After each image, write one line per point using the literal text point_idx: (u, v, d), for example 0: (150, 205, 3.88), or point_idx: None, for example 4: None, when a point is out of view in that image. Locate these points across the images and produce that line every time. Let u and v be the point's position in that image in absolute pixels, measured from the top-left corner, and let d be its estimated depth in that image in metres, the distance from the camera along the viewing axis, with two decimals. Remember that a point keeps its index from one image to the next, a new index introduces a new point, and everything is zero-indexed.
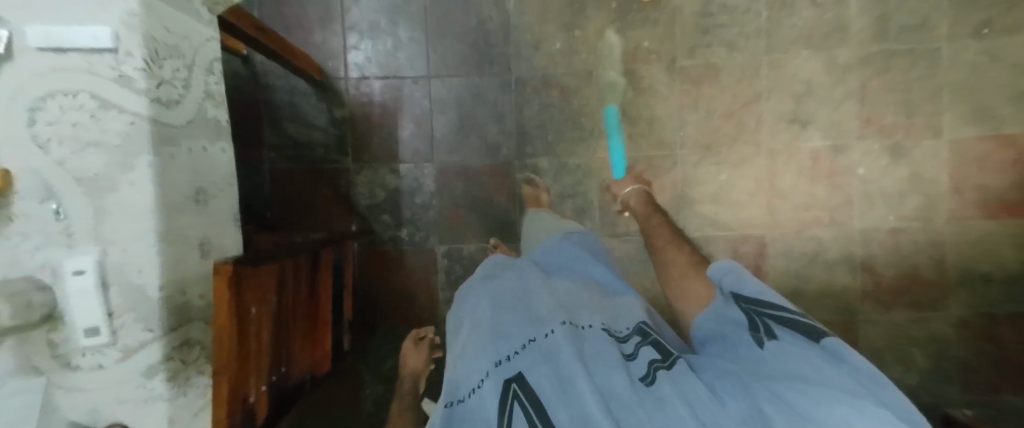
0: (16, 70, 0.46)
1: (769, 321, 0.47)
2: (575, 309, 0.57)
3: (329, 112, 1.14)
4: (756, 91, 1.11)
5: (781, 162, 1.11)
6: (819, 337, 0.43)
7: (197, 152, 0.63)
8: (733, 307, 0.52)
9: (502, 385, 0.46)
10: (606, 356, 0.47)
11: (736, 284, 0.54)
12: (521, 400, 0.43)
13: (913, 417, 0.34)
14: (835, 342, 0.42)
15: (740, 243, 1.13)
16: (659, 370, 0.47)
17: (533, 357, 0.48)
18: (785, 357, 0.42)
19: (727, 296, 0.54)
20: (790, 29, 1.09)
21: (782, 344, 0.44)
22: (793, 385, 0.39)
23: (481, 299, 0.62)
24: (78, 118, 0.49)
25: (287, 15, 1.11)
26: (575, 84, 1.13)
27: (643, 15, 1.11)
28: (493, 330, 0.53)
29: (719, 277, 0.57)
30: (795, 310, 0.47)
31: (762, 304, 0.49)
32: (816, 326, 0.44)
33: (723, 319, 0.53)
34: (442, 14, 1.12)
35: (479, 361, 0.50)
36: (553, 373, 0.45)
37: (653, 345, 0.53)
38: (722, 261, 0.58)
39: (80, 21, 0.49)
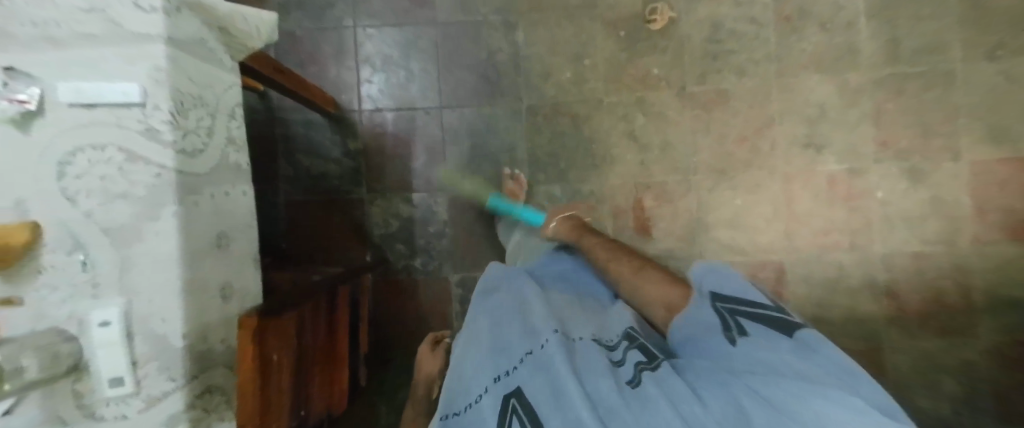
0: (49, 126, 0.54)
1: (744, 318, 0.56)
2: (569, 322, 0.65)
3: (343, 144, 1.15)
4: (768, 115, 1.10)
5: (798, 186, 1.10)
6: (794, 330, 0.52)
7: (220, 197, 0.65)
8: (708, 305, 0.60)
9: (501, 401, 0.53)
10: (595, 365, 0.54)
11: (715, 287, 0.61)
12: (519, 415, 0.50)
13: (868, 392, 0.44)
14: (809, 332, 0.50)
15: (759, 269, 1.11)
16: (642, 371, 0.53)
17: (531, 371, 0.54)
18: (760, 355, 0.50)
19: (704, 295, 0.61)
20: (800, 54, 1.10)
21: (755, 340, 0.52)
22: (768, 382, 0.46)
23: (482, 317, 0.70)
24: (104, 169, 0.55)
25: (303, 51, 1.14)
26: (587, 112, 1.14)
27: (651, 43, 1.12)
28: (494, 345, 0.61)
29: (698, 280, 0.64)
30: (773, 306, 0.56)
31: (738, 302, 0.58)
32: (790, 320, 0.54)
33: (696, 321, 0.60)
34: (453, 46, 1.14)
35: (482, 378, 0.57)
36: (549, 384, 0.51)
37: (639, 348, 0.60)
38: (700, 264, 0.67)
39: (112, 78, 0.55)
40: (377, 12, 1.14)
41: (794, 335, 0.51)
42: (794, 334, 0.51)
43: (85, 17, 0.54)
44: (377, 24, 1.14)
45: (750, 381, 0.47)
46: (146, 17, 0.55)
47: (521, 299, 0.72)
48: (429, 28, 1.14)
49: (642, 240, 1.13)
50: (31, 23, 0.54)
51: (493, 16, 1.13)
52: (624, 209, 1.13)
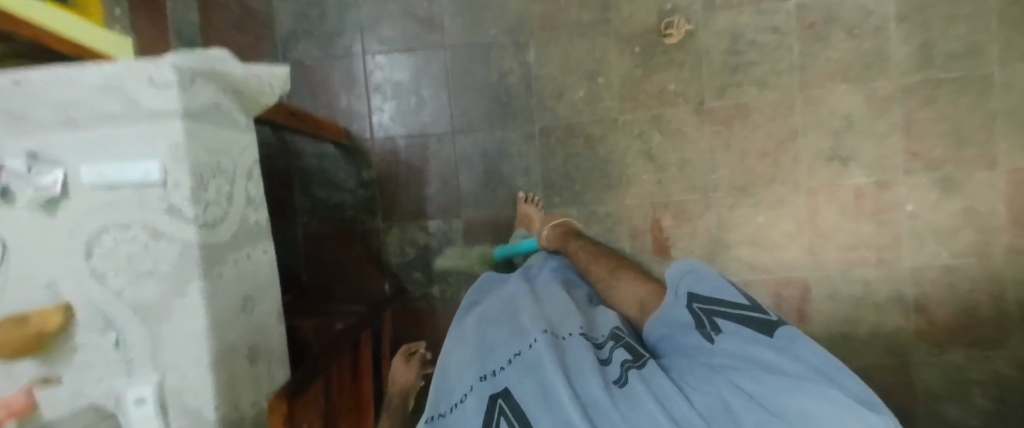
0: (72, 206, 0.54)
1: (719, 317, 0.52)
2: (556, 318, 0.60)
3: (357, 174, 1.15)
4: (792, 128, 1.05)
5: (823, 201, 1.06)
6: (772, 330, 0.47)
7: (241, 261, 0.66)
8: (683, 307, 0.56)
9: (488, 401, 0.47)
10: (584, 362, 0.48)
11: (691, 286, 0.57)
12: (506, 417, 0.44)
13: (864, 397, 0.37)
14: (790, 331, 0.46)
15: (782, 286, 1.08)
16: (629, 369, 0.47)
17: (516, 371, 0.49)
18: (739, 350, 0.45)
19: (680, 295, 0.57)
20: (826, 62, 1.04)
21: (735, 338, 0.47)
22: (749, 376, 0.41)
23: (469, 316, 0.65)
24: (129, 248, 0.55)
25: (313, 81, 1.14)
26: (600, 132, 1.11)
27: (667, 57, 1.08)
28: (480, 345, 0.56)
29: (672, 281, 0.60)
30: (751, 305, 0.51)
31: (716, 302, 0.54)
32: (770, 318, 0.49)
33: (672, 319, 0.57)
34: (463, 70, 1.12)
35: (467, 376, 0.52)
36: (537, 385, 0.46)
37: (626, 346, 0.54)
38: (677, 263, 0.62)
39: (139, 157, 0.55)
40: (386, 38, 1.12)
41: (773, 333, 0.46)
42: (775, 332, 0.46)
43: (103, 95, 0.53)
44: (386, 50, 1.13)
45: (733, 373, 0.42)
46: (162, 92, 0.54)
47: (509, 299, 0.67)
48: (439, 52, 1.12)
49: (661, 260, 1.11)
50: (48, 103, 0.52)
51: (502, 36, 1.11)
52: (641, 229, 1.11)
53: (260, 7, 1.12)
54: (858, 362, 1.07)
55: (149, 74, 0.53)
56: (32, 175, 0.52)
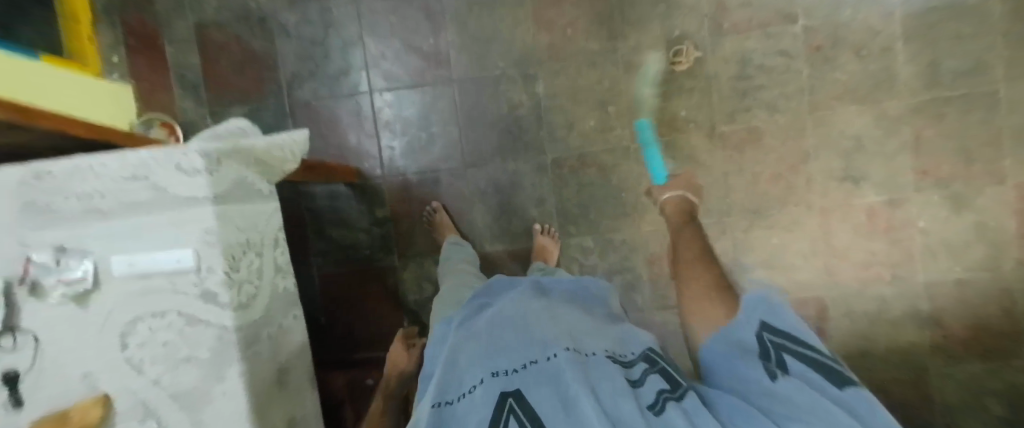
0: (106, 300, 0.55)
1: (787, 354, 0.48)
2: (583, 335, 0.59)
3: (370, 213, 1.14)
4: (804, 151, 1.06)
5: (836, 222, 1.07)
6: (845, 385, 0.42)
7: (275, 332, 0.66)
8: (752, 333, 0.52)
9: (497, 396, 0.47)
10: (613, 379, 0.47)
11: (765, 316, 0.52)
12: (517, 415, 0.44)
13: None
14: (867, 396, 0.40)
15: (799, 306, 1.10)
16: (668, 399, 0.46)
17: (534, 377, 0.49)
18: (796, 393, 0.41)
19: (750, 320, 0.53)
20: (834, 84, 1.04)
21: (798, 382, 0.43)
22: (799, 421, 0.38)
23: (487, 318, 0.65)
24: (167, 335, 0.56)
25: (320, 120, 1.12)
26: (613, 161, 1.11)
27: (676, 84, 1.07)
28: (494, 345, 0.57)
29: (745, 309, 0.55)
30: (830, 354, 0.46)
31: (789, 338, 0.49)
32: (846, 374, 0.44)
33: (732, 341, 0.53)
34: (472, 103, 1.11)
35: (481, 369, 0.53)
36: (556, 394, 0.46)
37: (663, 373, 0.52)
38: (756, 290, 0.57)
39: (171, 247, 0.55)
40: (391, 75, 1.11)
41: (844, 389, 0.42)
42: (847, 388, 0.42)
43: (131, 186, 0.54)
44: (391, 87, 1.11)
45: (777, 417, 0.40)
46: (190, 178, 0.54)
47: (525, 306, 0.67)
48: (447, 88, 1.11)
49: None
50: (75, 197, 0.54)
51: (510, 69, 1.10)
52: (658, 255, 1.12)
53: (260, 48, 1.10)
54: (875, 377, 1.09)
55: (176, 161, 0.54)
56: (61, 268, 0.54)
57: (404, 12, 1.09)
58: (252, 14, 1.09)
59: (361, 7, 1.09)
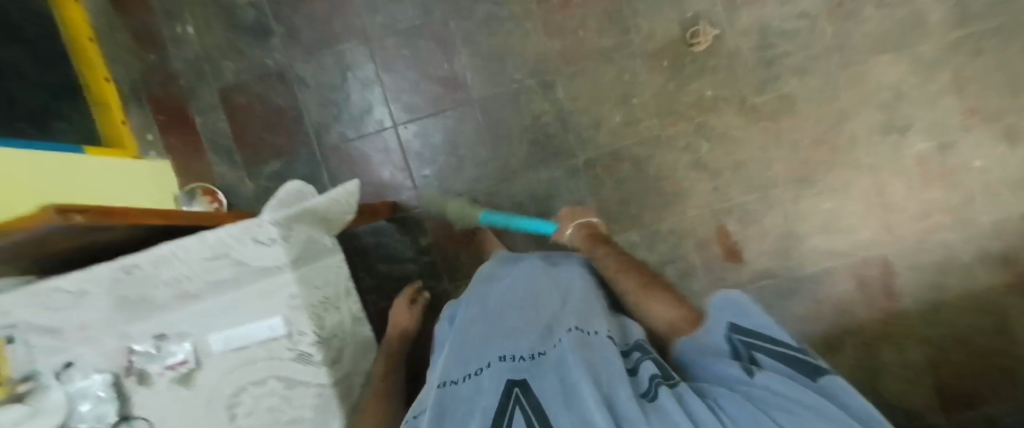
0: (208, 376, 0.58)
1: (757, 352, 0.49)
2: (591, 316, 0.57)
3: (415, 243, 1.16)
4: (841, 110, 1.04)
5: (887, 176, 1.04)
6: (819, 377, 0.43)
7: (362, 378, 0.69)
8: (722, 335, 0.53)
9: (505, 383, 0.47)
10: (613, 366, 0.45)
11: (733, 316, 0.53)
12: (522, 406, 0.43)
13: None
14: (839, 382, 0.42)
15: (861, 267, 1.07)
16: (660, 384, 0.43)
17: (541, 368, 0.48)
18: (778, 386, 0.42)
19: (720, 322, 0.55)
20: (861, 38, 1.02)
21: (777, 376, 0.43)
22: (792, 416, 0.37)
23: (492, 306, 0.65)
24: (270, 401, 0.58)
25: (351, 162, 1.14)
26: (646, 152, 1.10)
27: (699, 65, 1.06)
28: (504, 334, 0.57)
29: (713, 310, 0.56)
30: (798, 346, 0.48)
31: (755, 335, 0.51)
32: (818, 364, 0.45)
33: (708, 346, 0.55)
34: (496, 120, 1.12)
35: (492, 354, 0.53)
36: (558, 381, 0.45)
37: (655, 361, 0.50)
38: (717, 293, 0.57)
39: (263, 316, 0.57)
40: (412, 107, 1.12)
41: (818, 379, 0.43)
42: (819, 379, 0.43)
43: (214, 265, 0.56)
44: (415, 118, 1.12)
45: (773, 411, 0.38)
46: (268, 249, 0.56)
47: (530, 293, 0.65)
48: (469, 109, 1.12)
49: (734, 266, 1.10)
50: (163, 284, 0.56)
51: (528, 80, 1.10)
52: (708, 239, 1.10)
53: (284, 103, 1.12)
54: (953, 327, 1.06)
55: (253, 233, 0.55)
56: (164, 354, 0.57)
57: (415, 43, 1.10)
58: (270, 72, 1.11)
59: (373, 46, 1.10)
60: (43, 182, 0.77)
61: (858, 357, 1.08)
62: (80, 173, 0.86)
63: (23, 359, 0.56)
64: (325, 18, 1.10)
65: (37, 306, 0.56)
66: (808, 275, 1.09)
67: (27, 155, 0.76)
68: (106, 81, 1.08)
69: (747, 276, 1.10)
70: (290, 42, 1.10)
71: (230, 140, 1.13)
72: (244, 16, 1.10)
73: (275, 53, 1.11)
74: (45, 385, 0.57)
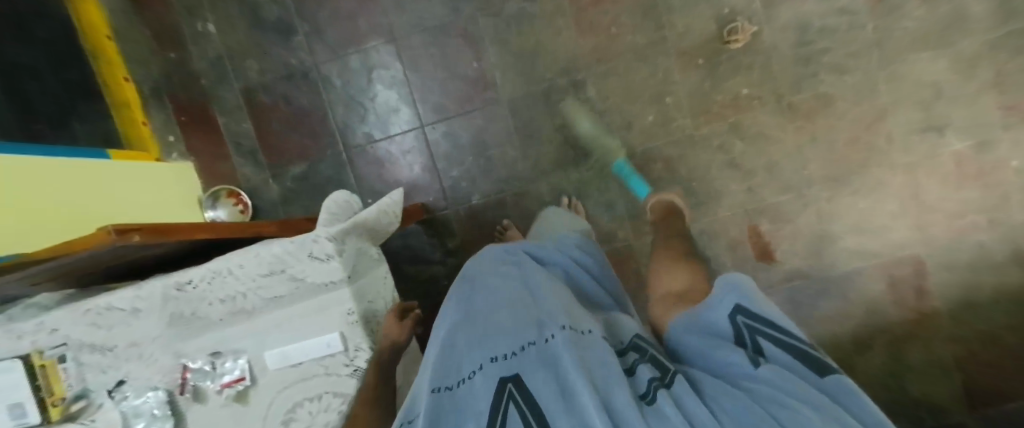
0: (264, 393, 0.57)
1: (762, 339, 0.42)
2: (579, 312, 0.50)
3: (443, 245, 1.14)
4: (878, 109, 1.02)
5: (924, 175, 1.03)
6: (824, 371, 0.37)
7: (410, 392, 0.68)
8: (725, 315, 0.45)
9: (497, 383, 0.41)
10: (609, 366, 0.40)
11: (738, 296, 0.45)
12: (516, 400, 0.38)
13: None
14: (851, 384, 0.35)
15: (894, 268, 1.07)
16: (658, 388, 0.38)
17: (532, 361, 0.42)
18: (786, 383, 0.35)
19: (722, 300, 0.46)
20: (901, 34, 1.00)
21: (781, 370, 0.37)
22: (794, 415, 0.31)
23: (479, 287, 0.57)
24: (326, 417, 0.57)
25: (377, 162, 1.11)
26: (679, 152, 1.08)
27: (734, 62, 1.04)
28: (493, 322, 0.50)
29: (717, 290, 0.47)
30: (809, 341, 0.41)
31: (762, 320, 0.43)
32: (824, 359, 0.38)
33: (703, 326, 0.47)
34: (526, 119, 1.10)
35: (479, 353, 0.46)
36: (554, 382, 0.39)
37: (653, 362, 0.44)
38: (729, 274, 0.48)
39: (320, 332, 0.56)
40: (439, 106, 1.10)
41: (824, 375, 0.36)
42: (826, 375, 0.36)
43: (271, 282, 0.55)
44: (443, 118, 1.10)
45: (772, 408, 0.33)
46: (323, 265, 0.55)
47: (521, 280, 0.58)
48: (497, 108, 1.10)
49: (766, 267, 1.09)
50: (218, 301, 0.55)
51: (559, 78, 1.08)
52: (740, 240, 1.09)
53: (309, 103, 1.09)
54: (987, 328, 1.04)
55: (310, 249, 0.55)
56: (218, 371, 0.56)
57: (443, 41, 1.08)
58: (295, 71, 1.08)
59: (400, 44, 1.08)
60: (46, 186, 0.72)
61: (888, 359, 1.07)
62: (109, 182, 0.84)
63: (76, 378, 0.55)
64: (350, 16, 1.07)
65: (86, 324, 0.54)
66: (841, 276, 1.08)
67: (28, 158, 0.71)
68: (125, 81, 1.05)
69: (778, 277, 1.09)
70: (315, 40, 1.07)
71: (255, 142, 1.11)
72: (267, 14, 1.07)
73: (299, 51, 1.08)
74: (96, 403, 0.56)
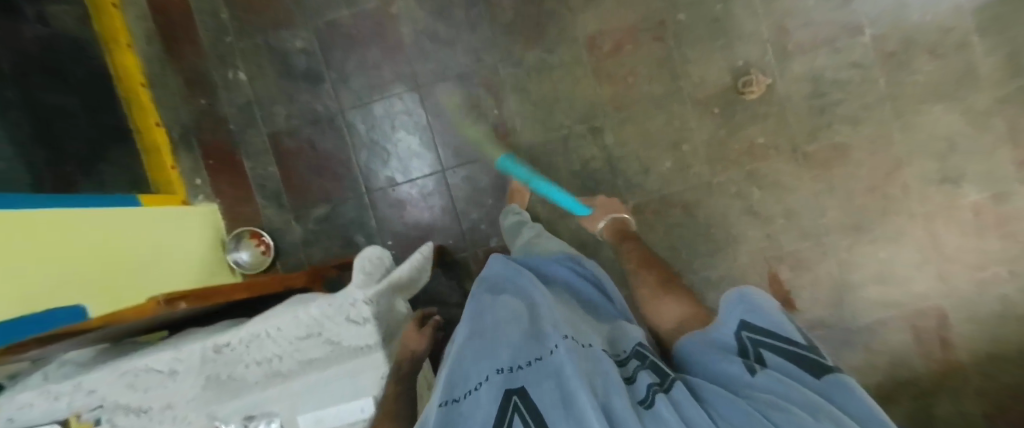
0: None
1: (765, 349, 0.43)
2: (581, 328, 0.51)
3: (461, 288, 1.14)
4: (893, 159, 1.04)
5: (940, 225, 1.04)
6: (824, 373, 0.38)
7: None
8: (732, 332, 0.48)
9: (501, 395, 0.40)
10: (609, 375, 0.41)
11: (744, 311, 0.48)
12: (521, 414, 0.37)
13: None
14: (846, 380, 0.36)
15: (917, 317, 1.06)
16: (657, 392, 0.39)
17: (539, 374, 0.41)
18: (781, 387, 0.37)
19: (730, 319, 0.49)
20: (913, 87, 1.02)
21: (776, 375, 0.38)
22: (791, 416, 0.32)
23: (491, 300, 0.59)
24: None
25: (398, 205, 1.13)
26: (696, 198, 1.09)
27: (749, 112, 1.06)
28: (495, 331, 0.50)
29: (726, 305, 0.50)
30: (808, 345, 0.42)
31: (767, 333, 0.45)
32: (824, 362, 0.39)
33: (712, 342, 0.49)
34: (545, 164, 1.12)
35: (484, 365, 0.45)
36: (557, 389, 0.38)
37: (652, 368, 0.45)
38: (733, 289, 0.51)
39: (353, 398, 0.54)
40: (460, 151, 1.12)
41: (821, 377, 0.37)
42: (822, 377, 0.37)
43: (307, 345, 0.55)
44: (463, 161, 1.12)
45: (766, 410, 0.34)
46: (359, 328, 0.56)
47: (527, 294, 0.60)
48: (517, 154, 1.12)
49: (787, 314, 1.08)
50: (254, 363, 0.56)
51: (577, 125, 1.10)
52: (760, 287, 1.09)
53: (333, 148, 1.12)
54: (1015, 381, 1.03)
55: (346, 313, 0.55)
56: None
57: (465, 89, 1.11)
58: (321, 117, 1.12)
59: (424, 92, 1.11)
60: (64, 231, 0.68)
61: (915, 412, 1.05)
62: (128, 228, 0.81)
63: None
64: (376, 64, 1.11)
65: (123, 386, 0.55)
66: (863, 323, 1.07)
67: (67, 209, 0.70)
68: (157, 126, 1.08)
69: (800, 325, 1.08)
70: (341, 88, 1.11)
71: (280, 185, 1.13)
72: (297, 63, 1.11)
73: (326, 98, 1.11)
74: None
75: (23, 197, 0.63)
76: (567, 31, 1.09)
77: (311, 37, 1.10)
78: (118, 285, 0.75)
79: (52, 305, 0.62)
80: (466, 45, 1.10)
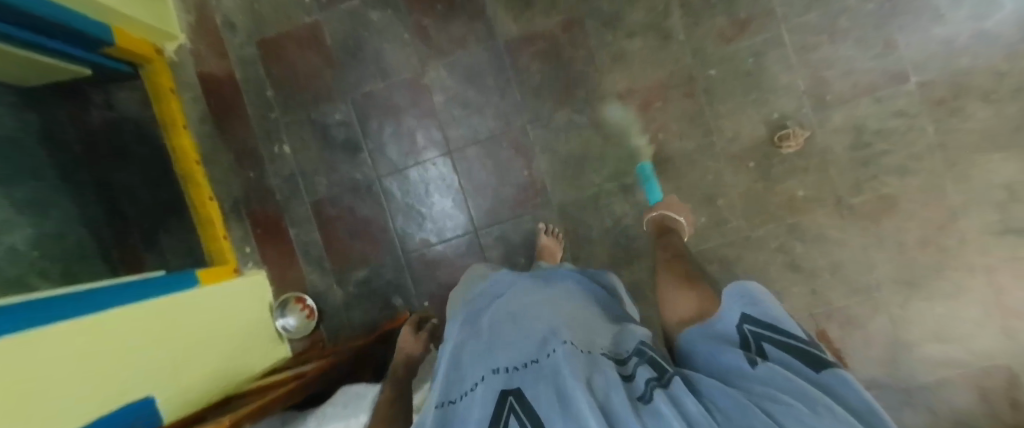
0: None
1: (766, 342, 0.42)
2: (581, 328, 0.50)
3: None
4: (949, 210, 0.98)
5: (1004, 279, 0.98)
6: (823, 368, 0.36)
7: None
8: (732, 324, 0.46)
9: (498, 396, 0.39)
10: (607, 373, 0.39)
11: (745, 304, 0.46)
12: (518, 414, 0.36)
13: None
14: (848, 377, 0.34)
15: (984, 376, 0.99)
16: (654, 388, 0.36)
17: (536, 375, 0.40)
18: (781, 380, 0.34)
19: (730, 312, 0.47)
20: (967, 136, 0.97)
21: (776, 368, 0.36)
22: (788, 411, 0.30)
23: (491, 312, 0.59)
24: None
25: (432, 264, 1.16)
26: (735, 253, 1.06)
27: (788, 166, 1.03)
28: (495, 341, 0.49)
29: (728, 298, 0.49)
30: (810, 340, 0.40)
31: (768, 327, 0.43)
32: (821, 357, 0.37)
33: (710, 334, 0.47)
34: (577, 222, 1.12)
35: (483, 367, 0.45)
36: (555, 389, 0.37)
37: (652, 363, 0.41)
38: (734, 284, 0.49)
39: None
40: (491, 211, 1.14)
41: (820, 372, 0.35)
42: (824, 373, 0.35)
43: None
44: (494, 220, 1.14)
45: (766, 403, 0.31)
46: None
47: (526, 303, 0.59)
48: (548, 212, 1.12)
49: None
50: None
51: (607, 183, 1.10)
52: None
53: (370, 213, 1.16)
54: None
55: None
56: None
57: (496, 151, 1.13)
58: (358, 183, 1.16)
59: (455, 156, 1.14)
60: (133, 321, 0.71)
61: None
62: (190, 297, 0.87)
63: None
64: (410, 130, 1.15)
65: None
66: (923, 382, 1.01)
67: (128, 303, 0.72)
68: (210, 200, 1.13)
69: None
70: (378, 156, 1.15)
71: (321, 249, 1.18)
72: (336, 133, 1.16)
73: (363, 166, 1.16)
74: None
75: (82, 303, 0.65)
76: (595, 91, 1.10)
77: (349, 108, 1.16)
78: (184, 361, 0.78)
79: (134, 394, 0.66)
80: (495, 109, 1.13)
